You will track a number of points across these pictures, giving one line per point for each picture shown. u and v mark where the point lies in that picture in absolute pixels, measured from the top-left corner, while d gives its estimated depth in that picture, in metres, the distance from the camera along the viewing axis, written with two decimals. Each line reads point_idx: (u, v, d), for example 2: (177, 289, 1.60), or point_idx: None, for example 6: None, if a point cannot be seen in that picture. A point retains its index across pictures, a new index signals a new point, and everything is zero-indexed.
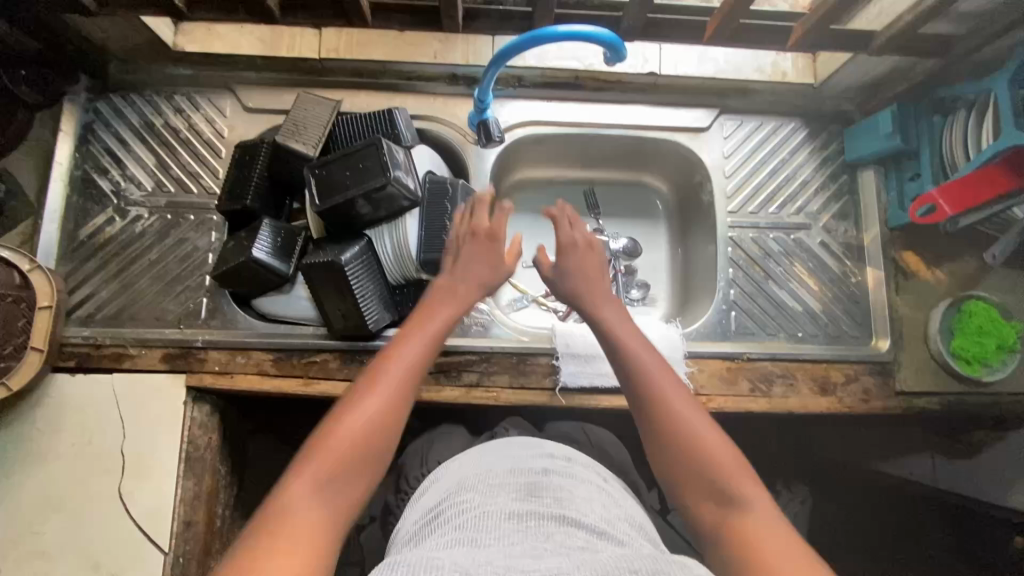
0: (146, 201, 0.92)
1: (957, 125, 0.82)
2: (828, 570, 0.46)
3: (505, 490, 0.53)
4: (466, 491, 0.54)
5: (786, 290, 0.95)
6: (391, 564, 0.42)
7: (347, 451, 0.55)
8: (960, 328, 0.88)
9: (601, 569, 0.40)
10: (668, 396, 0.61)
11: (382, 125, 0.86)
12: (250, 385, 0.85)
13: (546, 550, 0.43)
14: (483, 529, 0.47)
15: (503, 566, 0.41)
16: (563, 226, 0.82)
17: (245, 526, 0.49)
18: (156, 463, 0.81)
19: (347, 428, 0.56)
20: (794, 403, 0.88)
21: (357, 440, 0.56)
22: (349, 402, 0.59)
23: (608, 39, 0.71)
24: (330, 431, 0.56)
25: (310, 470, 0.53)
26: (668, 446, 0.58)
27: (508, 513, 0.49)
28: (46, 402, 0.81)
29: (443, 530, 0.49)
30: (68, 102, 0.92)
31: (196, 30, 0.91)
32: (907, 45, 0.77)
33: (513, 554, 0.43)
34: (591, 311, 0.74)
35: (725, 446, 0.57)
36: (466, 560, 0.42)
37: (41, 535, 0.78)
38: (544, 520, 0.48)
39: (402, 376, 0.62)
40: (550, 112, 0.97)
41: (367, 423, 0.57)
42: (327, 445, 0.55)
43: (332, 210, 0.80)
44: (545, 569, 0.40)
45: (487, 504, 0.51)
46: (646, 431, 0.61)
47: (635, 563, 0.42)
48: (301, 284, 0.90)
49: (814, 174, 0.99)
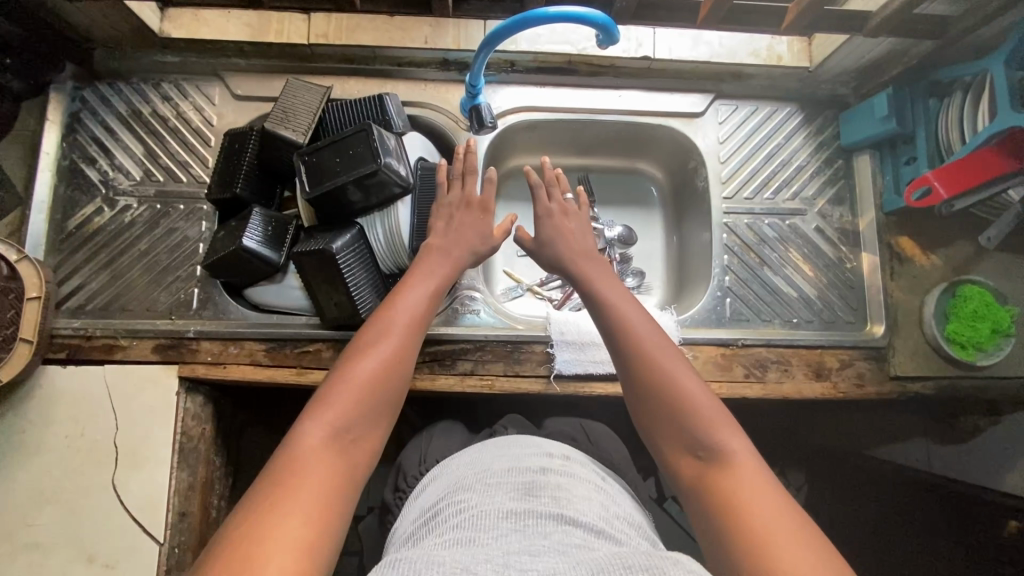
0: (135, 190, 0.91)
1: (954, 107, 0.81)
2: (810, 529, 0.45)
3: (503, 489, 0.53)
4: (464, 490, 0.54)
5: (780, 276, 0.95)
6: (389, 564, 0.42)
7: (359, 399, 0.55)
8: (955, 313, 0.88)
9: (597, 566, 0.40)
10: (650, 351, 0.60)
11: (373, 111, 0.85)
12: (242, 375, 0.84)
13: (543, 550, 0.43)
14: (481, 527, 0.47)
15: (500, 564, 0.41)
16: (542, 193, 0.83)
17: (255, 480, 0.48)
18: (150, 454, 0.81)
19: (356, 376, 0.56)
20: (789, 388, 0.87)
21: (368, 388, 0.56)
22: (357, 351, 0.59)
23: (601, 21, 0.70)
24: (339, 379, 0.56)
25: (322, 416, 0.53)
26: (650, 403, 0.58)
27: (505, 512, 0.49)
28: (36, 394, 0.80)
29: (441, 530, 0.49)
30: (54, 91, 0.90)
31: (183, 16, 0.89)
32: (904, 26, 0.76)
33: (511, 552, 0.43)
34: (574, 274, 0.74)
35: (708, 398, 0.56)
36: (464, 557, 0.41)
37: (34, 526, 0.78)
38: (541, 519, 0.48)
39: (405, 331, 0.62)
40: (544, 98, 0.96)
41: (377, 371, 0.57)
42: (338, 392, 0.55)
43: (322, 196, 0.79)
44: (542, 568, 0.40)
45: (484, 503, 0.50)
46: (629, 389, 0.61)
47: (629, 558, 0.41)
48: (293, 273, 0.89)
49: (809, 160, 0.98)
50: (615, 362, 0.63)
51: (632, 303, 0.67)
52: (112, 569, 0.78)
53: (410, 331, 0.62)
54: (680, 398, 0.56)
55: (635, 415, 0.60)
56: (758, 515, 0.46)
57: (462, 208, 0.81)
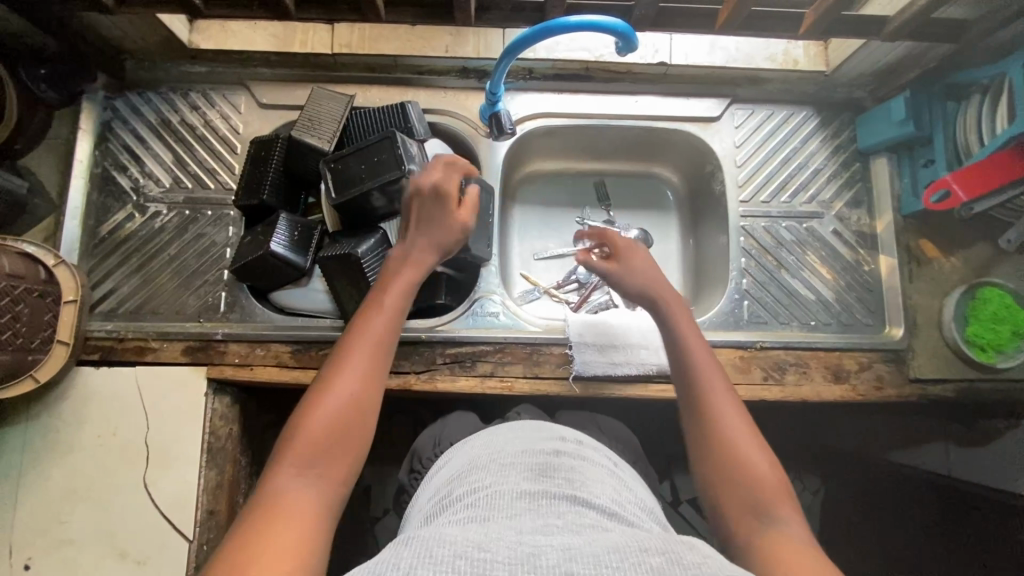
0: (165, 197, 0.93)
1: (972, 109, 0.81)
2: None
3: (516, 469, 0.54)
4: (478, 470, 0.56)
5: (797, 278, 0.95)
6: (404, 540, 0.44)
7: (326, 439, 0.53)
8: (975, 315, 0.88)
9: (613, 545, 0.41)
10: (714, 400, 0.61)
11: (395, 119, 0.87)
12: (269, 377, 0.86)
13: (557, 529, 0.45)
14: (495, 507, 0.48)
15: (515, 541, 0.42)
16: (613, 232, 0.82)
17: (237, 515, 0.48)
18: (181, 453, 0.83)
19: (325, 406, 0.55)
20: (807, 391, 0.88)
21: (338, 411, 0.55)
22: (320, 386, 0.57)
23: (621, 28, 0.70)
24: (305, 419, 0.54)
25: (294, 448, 0.52)
26: (704, 441, 0.59)
27: (519, 492, 0.50)
28: (71, 394, 0.83)
29: (455, 509, 0.50)
30: (86, 100, 0.93)
31: (211, 28, 0.93)
32: (923, 29, 0.77)
33: (525, 530, 0.44)
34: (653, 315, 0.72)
35: (760, 454, 0.56)
36: (478, 535, 0.43)
37: (68, 523, 0.80)
38: (555, 500, 0.49)
39: (371, 345, 0.60)
40: (562, 104, 0.97)
41: (345, 403, 0.55)
42: (305, 435, 0.53)
43: (348, 202, 0.82)
44: (555, 544, 0.42)
45: (498, 483, 0.52)
46: (688, 431, 0.61)
47: (646, 541, 0.42)
48: (318, 277, 0.91)
49: (826, 163, 0.99)
50: (682, 415, 0.63)
51: (710, 358, 0.65)
52: (143, 565, 0.80)
53: (376, 351, 0.60)
54: (736, 448, 0.57)
55: (692, 456, 0.60)
56: (795, 558, 0.46)
57: (434, 201, 0.73)
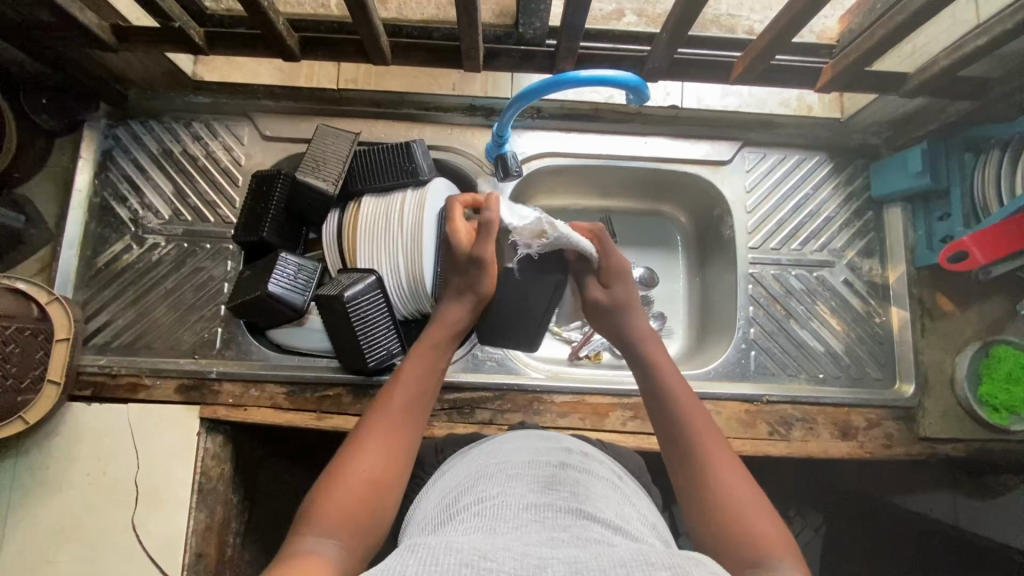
0: (163, 229, 0.92)
1: (990, 165, 0.78)
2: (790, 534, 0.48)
3: (521, 479, 0.46)
4: (479, 477, 0.48)
5: (808, 330, 0.93)
6: (406, 548, 0.38)
7: (354, 504, 0.49)
8: (989, 373, 0.85)
9: (620, 560, 0.35)
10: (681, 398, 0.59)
11: (400, 159, 0.86)
12: (262, 418, 0.85)
13: (563, 541, 0.38)
14: (499, 516, 0.41)
15: (520, 552, 0.36)
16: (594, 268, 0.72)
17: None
18: (171, 494, 0.80)
19: (355, 472, 0.51)
20: (814, 447, 0.86)
21: (374, 474, 0.51)
22: (349, 450, 0.53)
23: (632, 83, 0.69)
24: (331, 488, 0.50)
25: (320, 514, 0.47)
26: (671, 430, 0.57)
27: (525, 503, 0.43)
28: (61, 431, 0.81)
29: (457, 517, 0.43)
30: (88, 128, 0.92)
31: (217, 60, 0.91)
32: (946, 86, 0.74)
33: (531, 541, 0.38)
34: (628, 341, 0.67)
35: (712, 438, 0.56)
36: (482, 544, 0.37)
37: (54, 564, 0.77)
38: (565, 511, 0.42)
39: (403, 410, 0.57)
40: (569, 144, 0.96)
41: (372, 469, 0.51)
42: (331, 500, 0.48)
43: (373, 190, 0.88)
44: (564, 557, 0.36)
45: (503, 489, 0.45)
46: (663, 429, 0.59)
47: (650, 556, 0.36)
48: (313, 317, 0.89)
49: (839, 210, 0.96)
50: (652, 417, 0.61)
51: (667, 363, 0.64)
52: None
53: (408, 418, 0.57)
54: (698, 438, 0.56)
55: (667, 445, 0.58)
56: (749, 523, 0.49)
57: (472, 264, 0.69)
